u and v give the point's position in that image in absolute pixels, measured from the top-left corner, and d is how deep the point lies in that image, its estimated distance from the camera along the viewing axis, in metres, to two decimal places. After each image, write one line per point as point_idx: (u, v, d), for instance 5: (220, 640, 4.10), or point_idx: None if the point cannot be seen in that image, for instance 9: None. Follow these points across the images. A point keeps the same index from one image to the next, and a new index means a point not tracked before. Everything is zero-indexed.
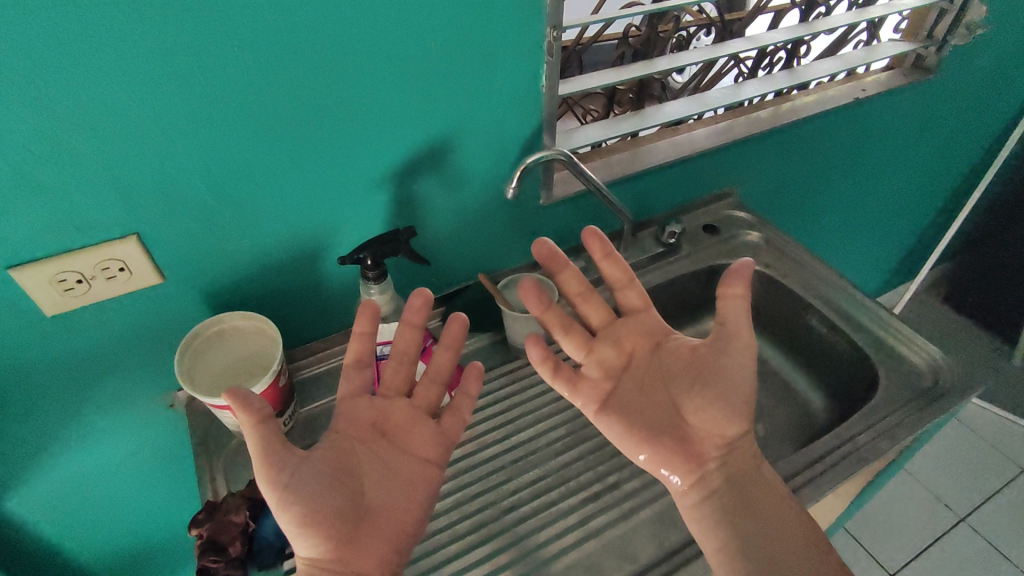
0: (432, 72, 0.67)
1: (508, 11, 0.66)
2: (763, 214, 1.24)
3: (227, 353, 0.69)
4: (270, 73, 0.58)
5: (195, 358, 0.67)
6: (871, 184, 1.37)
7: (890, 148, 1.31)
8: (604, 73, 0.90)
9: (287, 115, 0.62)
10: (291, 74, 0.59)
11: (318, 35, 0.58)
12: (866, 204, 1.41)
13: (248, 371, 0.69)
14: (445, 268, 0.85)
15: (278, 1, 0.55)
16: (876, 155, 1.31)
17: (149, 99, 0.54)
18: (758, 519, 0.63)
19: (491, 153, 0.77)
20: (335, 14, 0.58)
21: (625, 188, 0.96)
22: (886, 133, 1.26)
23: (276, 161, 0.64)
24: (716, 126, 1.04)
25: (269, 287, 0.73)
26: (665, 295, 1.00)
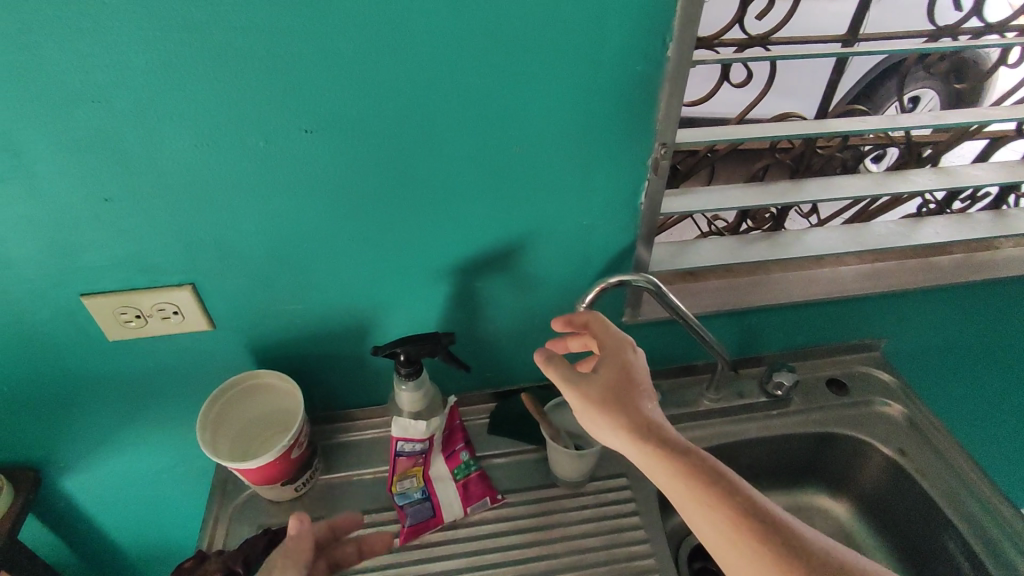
0: (510, 174, 0.61)
1: (609, 119, 0.58)
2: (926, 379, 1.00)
3: (259, 406, 0.70)
4: (337, 154, 0.57)
5: (229, 403, 0.69)
6: None
7: None
8: (735, 190, 0.78)
9: (350, 197, 0.60)
10: (358, 158, 0.57)
11: (389, 122, 0.55)
12: None
13: (268, 428, 0.69)
14: (501, 366, 0.78)
15: (351, 90, 0.53)
16: None
17: (214, 166, 0.55)
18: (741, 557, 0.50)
19: (569, 262, 0.69)
20: (409, 108, 0.55)
21: (732, 321, 0.82)
22: None
23: (334, 237, 0.62)
24: (871, 265, 0.86)
25: (315, 352, 0.72)
26: (755, 452, 0.84)
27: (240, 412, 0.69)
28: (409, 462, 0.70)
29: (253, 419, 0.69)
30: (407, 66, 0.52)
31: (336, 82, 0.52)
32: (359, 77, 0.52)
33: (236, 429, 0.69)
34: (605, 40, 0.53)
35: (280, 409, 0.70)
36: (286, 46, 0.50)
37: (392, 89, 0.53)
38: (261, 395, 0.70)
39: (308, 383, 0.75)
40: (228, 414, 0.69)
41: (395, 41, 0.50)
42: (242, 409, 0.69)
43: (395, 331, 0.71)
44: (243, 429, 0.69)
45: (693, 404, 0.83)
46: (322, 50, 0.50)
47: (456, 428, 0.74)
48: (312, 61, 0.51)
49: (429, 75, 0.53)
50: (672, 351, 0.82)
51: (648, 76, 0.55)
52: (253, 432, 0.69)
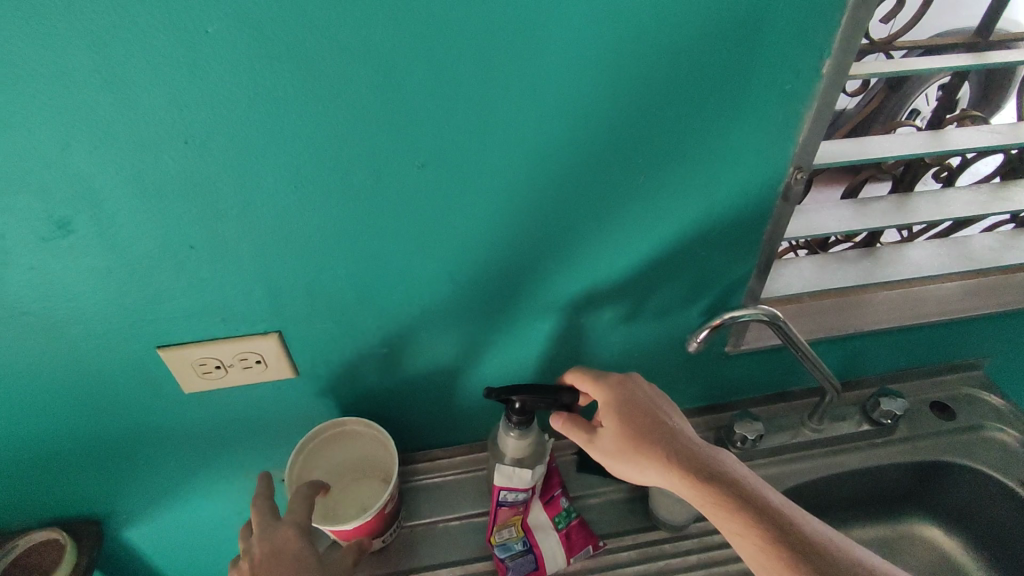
0: (630, 206, 0.55)
1: (745, 144, 0.52)
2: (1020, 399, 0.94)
3: (348, 453, 0.66)
4: (447, 191, 0.51)
5: (317, 449, 0.64)
6: None
7: None
8: (840, 208, 0.73)
9: (455, 237, 0.54)
10: (470, 193, 0.51)
11: (508, 153, 0.49)
12: None
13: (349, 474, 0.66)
14: (594, 401, 0.73)
15: (471, 119, 0.47)
16: None
17: (311, 207, 0.49)
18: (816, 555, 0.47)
19: (680, 293, 0.63)
20: (532, 137, 0.49)
21: (835, 346, 0.77)
22: None
23: (434, 279, 0.57)
24: (975, 281, 0.81)
25: (400, 394, 0.67)
26: (859, 482, 0.79)
27: (327, 460, 0.65)
28: (511, 512, 0.65)
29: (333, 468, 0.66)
30: (536, 94, 0.46)
31: (457, 111, 0.46)
32: (482, 107, 0.46)
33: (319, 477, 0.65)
34: (755, 58, 0.47)
35: (368, 460, 0.66)
36: (405, 77, 0.44)
37: (518, 119, 0.47)
38: (352, 443, 0.66)
39: (390, 424, 0.70)
40: (315, 461, 0.64)
41: (527, 66, 0.45)
42: (330, 456, 0.65)
43: (488, 370, 0.66)
44: (328, 477, 0.65)
45: (796, 432, 0.77)
46: (443, 78, 0.44)
47: (554, 471, 0.69)
48: (431, 92, 0.45)
49: (559, 102, 0.47)
50: (770, 378, 0.77)
51: (794, 96, 0.50)
52: (338, 479, 0.66)
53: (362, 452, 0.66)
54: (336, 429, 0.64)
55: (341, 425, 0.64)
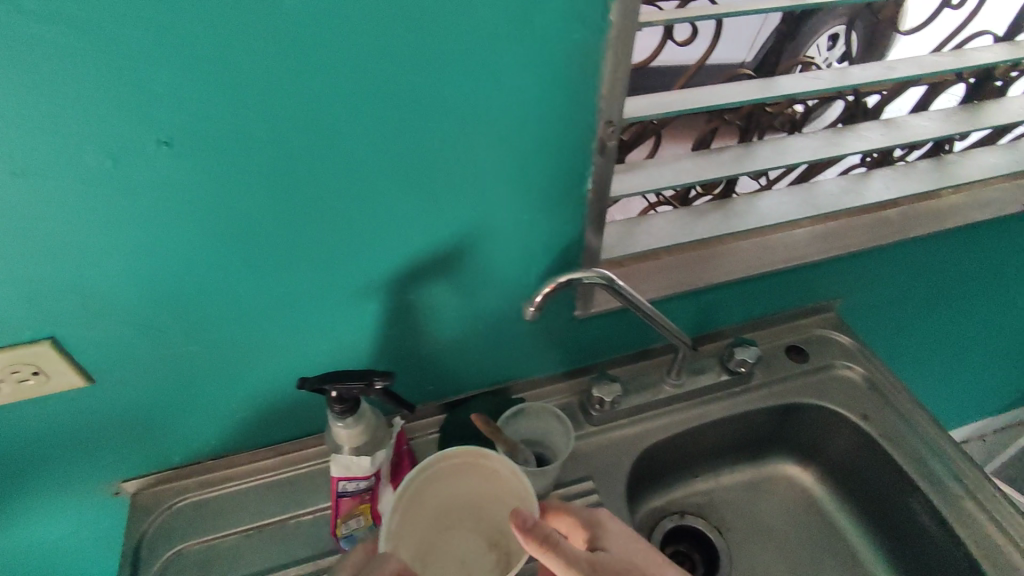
0: (433, 173, 0.52)
1: (545, 102, 0.49)
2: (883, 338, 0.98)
3: (463, 487, 0.62)
4: (215, 168, 0.46)
5: (452, 471, 0.61)
6: None
7: None
8: (682, 163, 0.71)
9: (240, 218, 0.50)
10: (240, 168, 0.47)
11: (272, 123, 0.45)
12: None
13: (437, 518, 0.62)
14: (448, 379, 0.70)
15: (215, 86, 0.42)
16: None
17: (52, 196, 0.44)
18: None
19: (514, 263, 0.60)
20: (295, 101, 0.44)
21: (685, 302, 0.78)
22: None
23: (229, 264, 0.52)
24: (825, 225, 0.82)
25: (227, 390, 0.62)
26: (720, 431, 0.81)
27: (482, 499, 0.62)
28: (354, 502, 0.62)
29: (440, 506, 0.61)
30: (288, 55, 0.42)
31: (194, 77, 0.41)
32: (227, 72, 0.42)
33: (438, 502, 0.61)
34: (533, 7, 0.44)
35: (489, 510, 0.62)
36: (123, 41, 0.39)
37: (274, 84, 0.43)
38: (498, 485, 0.61)
39: (226, 424, 0.65)
40: (445, 484, 0.61)
41: (265, 24, 0.40)
42: (458, 487, 0.62)
43: (321, 357, 0.62)
44: (443, 507, 0.61)
45: (656, 390, 0.78)
46: (166, 42, 0.40)
47: (403, 455, 0.67)
48: (163, 57, 0.40)
49: (317, 62, 0.43)
50: (629, 338, 0.77)
51: (586, 48, 0.46)
52: (449, 516, 0.62)
53: (510, 498, 0.60)
54: (481, 461, 0.61)
55: (487, 459, 0.60)
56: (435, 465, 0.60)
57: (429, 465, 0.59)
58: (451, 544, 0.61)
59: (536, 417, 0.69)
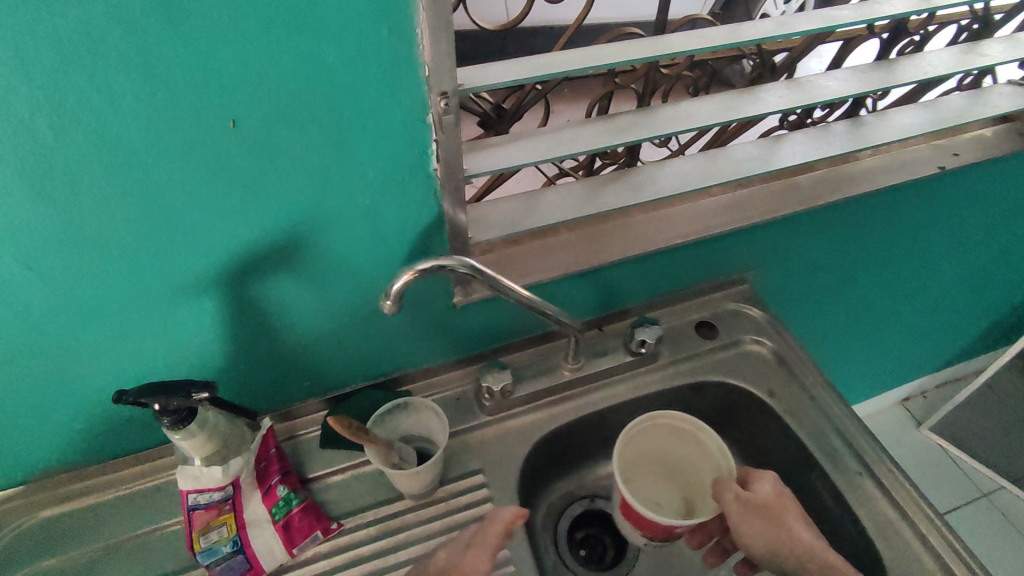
0: (240, 159, 0.44)
1: (360, 71, 0.42)
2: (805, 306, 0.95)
3: (650, 444, 0.71)
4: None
5: (653, 431, 0.70)
6: (962, 272, 1.03)
7: (1002, 230, 0.97)
8: (573, 130, 0.65)
9: (1, 220, 0.41)
10: None
11: (8, 104, 0.36)
12: (951, 293, 1.07)
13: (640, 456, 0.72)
14: (323, 374, 0.65)
15: None
16: (975, 240, 0.96)
17: None
18: (655, 475, 0.74)
19: (367, 251, 0.54)
20: (32, 76, 0.35)
21: (583, 281, 0.73)
22: (996, 209, 0.92)
23: (2, 271, 0.43)
24: (733, 194, 0.77)
25: (57, 403, 0.55)
26: (627, 413, 0.77)
27: (687, 461, 0.71)
28: (211, 514, 0.58)
29: (648, 450, 0.72)
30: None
31: None
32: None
33: (644, 450, 0.72)
34: None
35: (695, 475, 0.71)
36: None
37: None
38: (693, 445, 0.70)
39: (67, 436, 0.59)
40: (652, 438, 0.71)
41: None
42: (679, 450, 0.72)
43: (161, 363, 0.55)
44: (644, 454, 0.72)
45: (554, 375, 0.74)
46: None
47: (271, 459, 0.62)
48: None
49: (41, 29, 0.34)
50: (522, 322, 0.72)
51: (393, 5, 0.39)
52: (644, 458, 0.73)
53: (699, 457, 0.70)
54: (696, 433, 0.69)
55: (700, 433, 0.69)
56: (650, 423, 0.70)
57: (648, 421, 0.69)
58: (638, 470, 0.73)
59: (417, 412, 0.65)
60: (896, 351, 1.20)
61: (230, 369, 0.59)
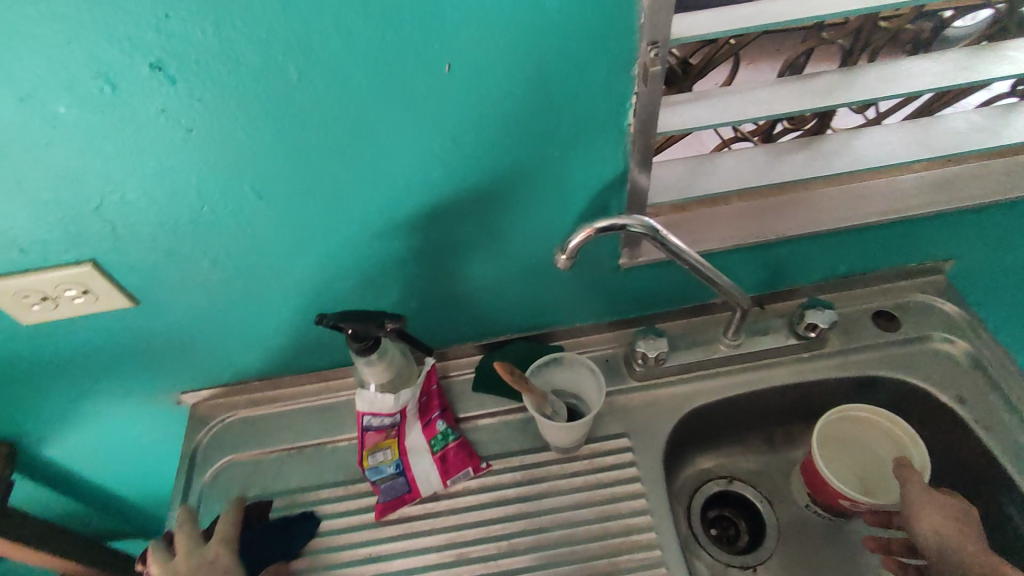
0: (449, 105, 0.45)
1: (576, 17, 0.41)
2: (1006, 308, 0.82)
3: (856, 432, 0.69)
4: (209, 95, 0.42)
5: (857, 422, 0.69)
6: None
7: None
8: (770, 88, 0.59)
9: (246, 151, 0.46)
10: (240, 94, 0.42)
11: (266, 45, 0.40)
12: None
13: (835, 439, 0.70)
14: (483, 321, 0.68)
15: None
16: None
17: (51, 122, 0.41)
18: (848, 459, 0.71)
19: (546, 205, 0.55)
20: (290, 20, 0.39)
21: (754, 254, 0.68)
22: None
23: (240, 197, 0.49)
24: (943, 170, 0.68)
25: (264, 319, 0.62)
26: (782, 398, 0.73)
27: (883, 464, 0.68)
28: (380, 436, 0.63)
29: (846, 436, 0.70)
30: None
31: None
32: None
33: (845, 434, 0.70)
34: None
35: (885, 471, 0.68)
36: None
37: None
38: (895, 450, 0.67)
39: (266, 349, 0.66)
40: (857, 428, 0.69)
41: None
42: (878, 446, 0.69)
43: (349, 293, 0.60)
44: (842, 437, 0.70)
45: (710, 349, 0.71)
46: None
47: (432, 395, 0.66)
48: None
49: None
50: (683, 291, 0.70)
51: None
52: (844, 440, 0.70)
53: (895, 460, 0.67)
54: (908, 444, 0.66)
55: (913, 446, 0.65)
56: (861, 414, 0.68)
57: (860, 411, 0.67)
58: (834, 453, 0.71)
59: (570, 368, 0.66)
60: None
61: (405, 306, 0.63)
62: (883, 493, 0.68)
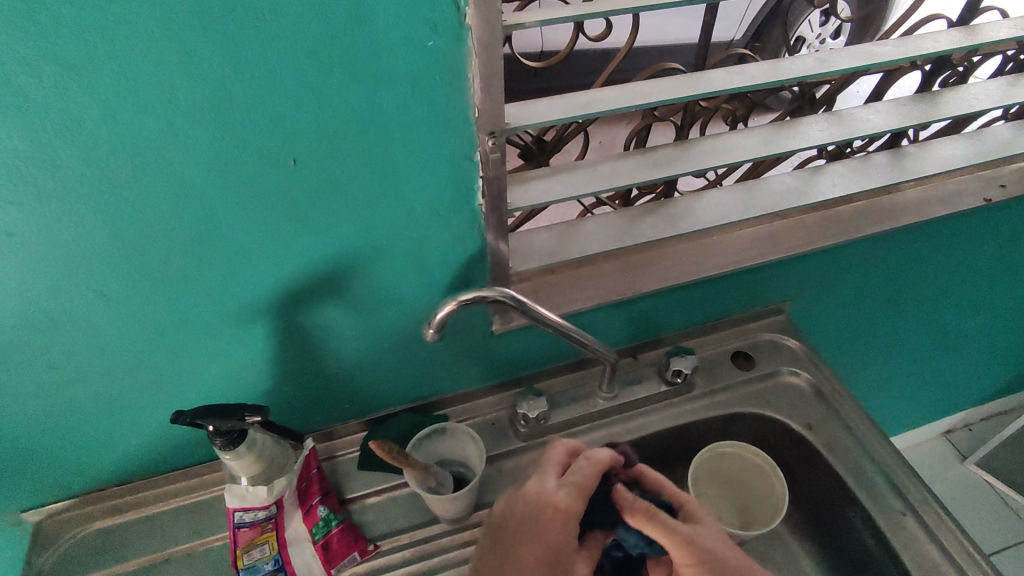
0: (297, 195, 0.46)
1: (411, 113, 0.44)
2: (845, 339, 0.93)
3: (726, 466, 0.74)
4: (30, 198, 0.40)
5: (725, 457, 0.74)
6: (1007, 307, 1.00)
7: None
8: (614, 163, 0.65)
9: (77, 251, 0.44)
10: (66, 196, 0.40)
11: (90, 148, 0.39)
12: (997, 327, 1.04)
13: (711, 475, 0.74)
14: (363, 398, 0.67)
15: (9, 106, 0.36)
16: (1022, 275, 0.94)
17: None
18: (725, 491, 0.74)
19: (409, 280, 0.56)
20: (114, 124, 0.38)
21: (619, 310, 0.73)
22: None
23: (75, 295, 0.46)
24: (771, 225, 0.77)
25: (117, 420, 0.58)
26: (660, 442, 0.77)
27: (752, 494, 0.73)
28: (254, 532, 0.59)
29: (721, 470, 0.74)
30: (86, 74, 0.36)
31: None
32: (13, 92, 0.35)
33: (717, 469, 0.74)
34: (376, 10, 0.38)
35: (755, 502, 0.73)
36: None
37: (77, 105, 0.37)
38: (761, 480, 0.72)
39: (123, 451, 0.61)
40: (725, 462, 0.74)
41: (52, 40, 0.34)
42: (747, 480, 0.73)
43: (213, 384, 0.58)
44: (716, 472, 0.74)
45: (589, 403, 0.75)
46: None
47: (312, 480, 0.64)
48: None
49: (124, 80, 0.36)
50: (558, 350, 0.73)
51: (443, 54, 0.41)
52: (719, 475, 0.74)
53: (761, 489, 0.72)
54: (770, 474, 0.71)
55: (774, 475, 0.71)
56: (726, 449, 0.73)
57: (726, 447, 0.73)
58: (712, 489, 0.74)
59: (454, 438, 0.66)
60: (938, 384, 1.16)
61: (277, 391, 0.62)
62: (756, 522, 0.72)
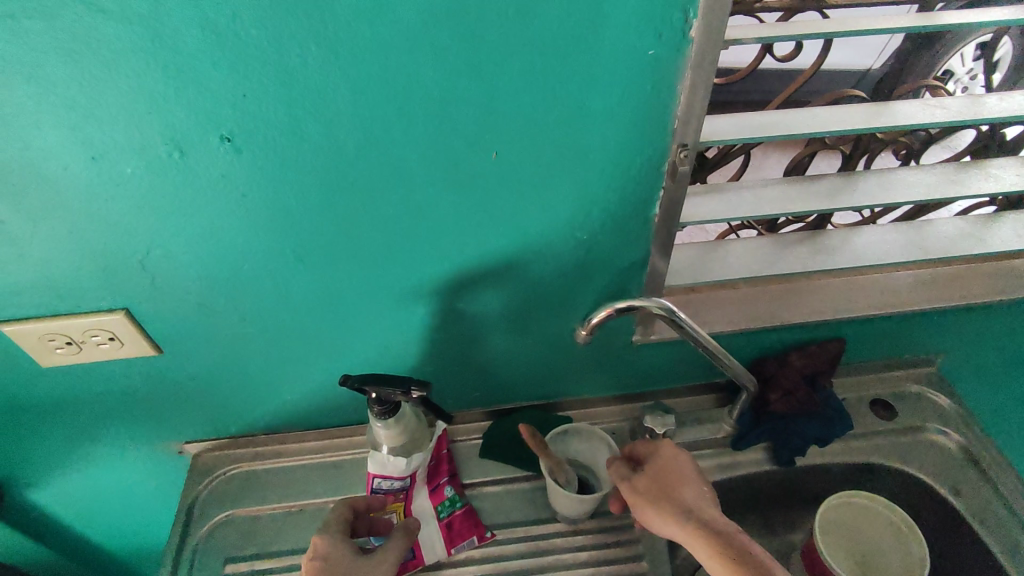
0: (489, 187, 0.48)
1: (614, 119, 0.45)
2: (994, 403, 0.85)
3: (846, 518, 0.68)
4: (269, 166, 0.44)
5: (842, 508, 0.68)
6: None
7: None
8: (779, 187, 0.63)
9: (292, 217, 0.48)
10: (296, 166, 0.45)
11: (327, 125, 0.43)
12: None
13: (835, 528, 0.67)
14: (496, 388, 0.69)
15: (274, 82, 0.40)
16: None
17: (117, 183, 0.44)
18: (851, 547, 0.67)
19: (567, 281, 0.57)
20: (353, 105, 0.42)
21: (759, 338, 0.71)
22: None
23: (281, 257, 0.51)
24: (935, 270, 0.72)
25: (281, 374, 0.63)
26: (783, 479, 0.74)
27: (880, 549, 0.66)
28: (387, 499, 0.63)
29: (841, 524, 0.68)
30: (342, 59, 0.39)
31: (252, 71, 0.39)
32: (282, 69, 0.39)
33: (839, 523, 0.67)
34: (606, 18, 0.39)
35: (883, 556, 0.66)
36: (179, 35, 0.37)
37: (329, 86, 0.41)
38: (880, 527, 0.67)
39: (279, 403, 0.66)
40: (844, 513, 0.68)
41: (325, 27, 0.38)
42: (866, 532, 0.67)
43: (368, 354, 0.61)
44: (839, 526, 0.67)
45: (714, 427, 0.73)
46: (224, 39, 0.38)
47: (440, 459, 0.68)
48: (218, 54, 0.38)
49: (372, 68, 0.40)
50: (690, 369, 0.72)
51: (660, 65, 0.42)
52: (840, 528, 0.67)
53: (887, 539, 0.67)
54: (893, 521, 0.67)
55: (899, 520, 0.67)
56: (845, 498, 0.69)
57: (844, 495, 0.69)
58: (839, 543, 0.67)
59: (582, 442, 0.67)
60: None
61: (421, 370, 0.65)
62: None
